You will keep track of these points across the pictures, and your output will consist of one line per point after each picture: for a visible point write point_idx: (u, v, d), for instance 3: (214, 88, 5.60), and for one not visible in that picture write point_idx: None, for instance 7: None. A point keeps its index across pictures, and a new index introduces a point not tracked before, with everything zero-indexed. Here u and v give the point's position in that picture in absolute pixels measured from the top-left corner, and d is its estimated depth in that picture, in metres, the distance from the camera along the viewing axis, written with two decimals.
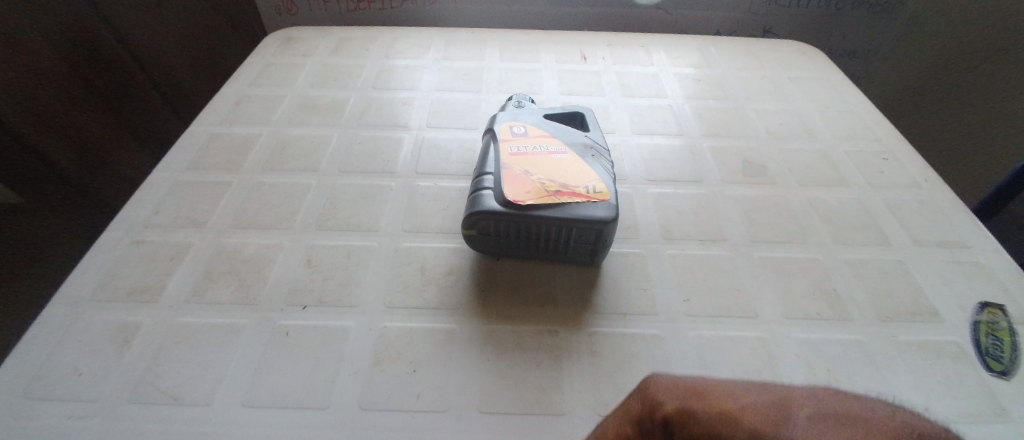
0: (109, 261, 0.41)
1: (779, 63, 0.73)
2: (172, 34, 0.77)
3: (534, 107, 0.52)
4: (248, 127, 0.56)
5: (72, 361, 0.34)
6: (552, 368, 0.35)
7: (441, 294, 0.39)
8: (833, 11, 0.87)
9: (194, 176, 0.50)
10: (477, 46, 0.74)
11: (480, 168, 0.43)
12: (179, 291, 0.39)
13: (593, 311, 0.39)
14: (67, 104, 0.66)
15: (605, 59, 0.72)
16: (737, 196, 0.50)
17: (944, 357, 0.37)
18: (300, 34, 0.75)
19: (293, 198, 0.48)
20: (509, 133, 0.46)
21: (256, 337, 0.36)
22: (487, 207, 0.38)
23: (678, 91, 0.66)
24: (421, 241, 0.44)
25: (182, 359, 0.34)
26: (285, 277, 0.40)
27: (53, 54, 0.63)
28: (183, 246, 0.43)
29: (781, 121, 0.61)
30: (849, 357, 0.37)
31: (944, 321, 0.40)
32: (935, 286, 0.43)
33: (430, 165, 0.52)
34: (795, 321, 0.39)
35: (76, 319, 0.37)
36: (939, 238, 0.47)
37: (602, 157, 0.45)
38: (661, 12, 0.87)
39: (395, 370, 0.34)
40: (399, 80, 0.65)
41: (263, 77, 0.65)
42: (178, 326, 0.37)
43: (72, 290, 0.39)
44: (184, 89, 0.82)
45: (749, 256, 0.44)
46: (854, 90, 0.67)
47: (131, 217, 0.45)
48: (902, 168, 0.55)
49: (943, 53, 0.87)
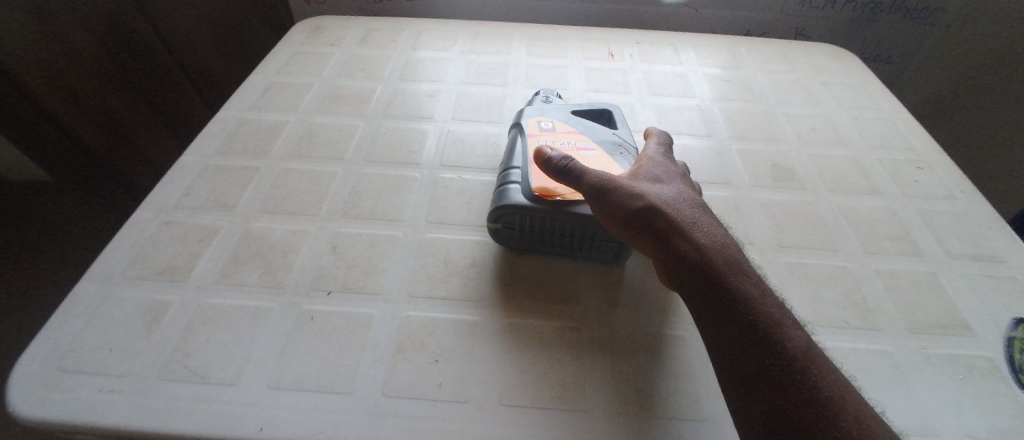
0: (140, 240, 0.42)
1: (811, 67, 0.72)
2: (204, 21, 0.77)
3: (561, 102, 0.52)
4: (277, 114, 0.57)
5: (105, 336, 0.35)
6: (574, 366, 0.34)
7: (464, 285, 0.40)
8: (868, 15, 0.85)
9: (224, 160, 0.51)
10: (504, 40, 0.73)
11: (507, 162, 0.43)
12: (207, 272, 0.40)
13: (616, 310, 0.39)
14: (98, 87, 0.68)
15: (632, 57, 0.71)
16: (764, 200, 0.49)
17: (976, 373, 0.36)
18: (329, 23, 0.76)
19: (320, 185, 0.48)
20: (536, 128, 0.46)
21: (282, 320, 0.36)
22: (514, 201, 0.38)
23: (706, 92, 0.65)
24: (445, 233, 0.44)
25: (209, 339, 0.35)
26: (310, 264, 0.41)
27: (85, 35, 0.64)
28: (212, 229, 0.43)
29: (812, 125, 0.60)
30: (877, 369, 0.36)
31: (976, 336, 0.39)
32: (969, 300, 0.41)
33: (455, 158, 0.52)
34: (823, 329, 0.38)
35: (109, 295, 0.38)
36: (974, 251, 0.46)
37: (631, 155, 0.44)
38: (690, 11, 0.85)
39: (418, 359, 0.34)
40: (426, 72, 0.66)
41: (292, 65, 0.66)
42: (206, 307, 0.37)
43: (105, 266, 0.40)
44: (212, 74, 0.82)
45: (776, 262, 0.43)
46: (888, 97, 0.65)
47: (162, 198, 0.46)
48: (937, 179, 0.53)
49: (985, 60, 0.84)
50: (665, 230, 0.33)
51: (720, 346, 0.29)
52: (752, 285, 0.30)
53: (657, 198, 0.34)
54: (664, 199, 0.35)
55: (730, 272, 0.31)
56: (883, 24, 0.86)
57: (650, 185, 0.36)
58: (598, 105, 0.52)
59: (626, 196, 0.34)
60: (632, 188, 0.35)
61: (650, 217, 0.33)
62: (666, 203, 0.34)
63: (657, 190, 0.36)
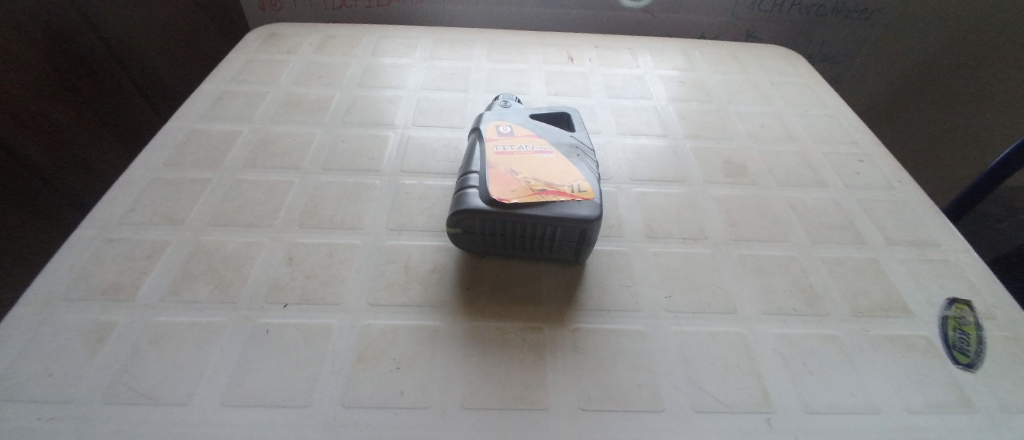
0: (82, 259, 0.40)
1: (761, 67, 0.75)
2: (154, 31, 0.76)
3: (521, 106, 0.53)
4: (230, 124, 0.56)
5: (43, 361, 0.33)
6: (535, 365, 0.35)
7: (425, 291, 0.39)
8: (813, 17, 0.89)
9: (174, 173, 0.49)
10: (466, 46, 0.74)
11: (466, 167, 0.43)
12: (155, 290, 0.38)
13: (576, 309, 0.39)
14: (40, 97, 0.64)
15: (592, 61, 0.73)
16: (719, 195, 0.51)
17: (914, 351, 0.38)
18: (286, 31, 0.74)
19: (276, 195, 0.47)
20: (495, 132, 0.46)
21: (235, 336, 0.35)
22: (473, 205, 0.38)
23: (662, 93, 0.67)
24: (405, 240, 0.44)
25: (158, 359, 0.34)
26: (265, 276, 0.40)
27: (24, 46, 0.61)
28: (160, 244, 0.42)
29: (762, 123, 0.63)
30: (824, 351, 0.38)
31: (913, 317, 0.41)
32: (906, 283, 0.44)
33: (415, 164, 0.52)
34: (773, 316, 0.40)
35: (47, 318, 0.36)
36: (910, 237, 0.49)
37: (588, 156, 0.45)
38: (648, 16, 0.88)
39: (378, 368, 0.34)
40: (386, 79, 0.65)
41: (248, 73, 0.64)
42: (153, 326, 0.36)
43: (42, 287, 0.38)
44: (166, 85, 0.80)
45: (730, 255, 0.45)
46: (831, 95, 0.69)
47: (106, 214, 0.44)
48: (877, 170, 0.57)
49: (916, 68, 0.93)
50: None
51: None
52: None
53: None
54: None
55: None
56: (828, 26, 0.91)
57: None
58: (557, 109, 0.53)
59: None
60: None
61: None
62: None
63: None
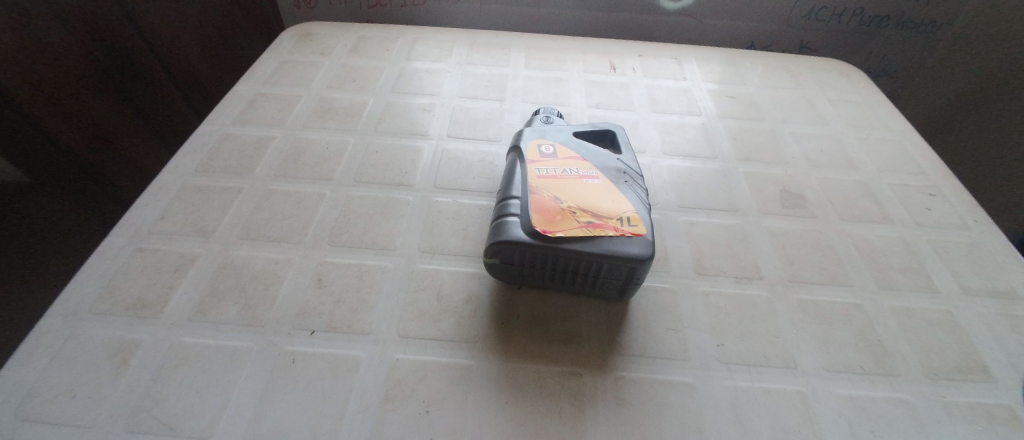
0: (111, 270, 0.39)
1: (818, 82, 0.70)
2: (190, 25, 0.73)
3: (562, 123, 0.49)
4: (262, 128, 0.54)
5: (67, 380, 0.32)
6: (575, 417, 0.32)
7: (458, 324, 0.37)
8: (873, 29, 0.83)
9: (204, 180, 0.48)
10: (502, 50, 0.71)
11: (506, 191, 0.40)
12: (182, 307, 0.37)
13: (620, 353, 0.36)
14: (84, 91, 0.62)
15: (634, 70, 0.69)
16: (774, 229, 0.47)
17: (998, 423, 0.34)
18: (319, 30, 0.73)
19: (306, 209, 0.45)
20: (536, 152, 0.43)
21: (260, 364, 0.34)
22: (513, 236, 0.35)
23: (711, 109, 0.63)
24: (438, 264, 0.41)
25: (183, 385, 0.32)
26: (292, 298, 0.38)
27: (68, 39, 0.59)
28: (189, 257, 0.41)
29: (821, 147, 0.58)
30: (894, 418, 0.34)
31: (996, 381, 0.37)
32: (987, 341, 0.39)
33: (449, 179, 0.49)
34: (835, 373, 0.36)
35: (74, 333, 0.35)
36: (990, 286, 0.44)
37: (636, 183, 0.42)
38: (694, 22, 0.83)
39: (406, 409, 0.32)
40: (420, 84, 0.63)
41: (281, 75, 0.63)
42: (178, 348, 0.34)
43: (71, 299, 0.37)
44: (200, 80, 0.78)
45: (786, 298, 0.41)
46: (897, 117, 0.63)
47: (136, 222, 0.43)
48: (950, 205, 0.51)
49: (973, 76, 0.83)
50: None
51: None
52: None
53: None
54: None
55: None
56: (889, 38, 0.84)
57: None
58: (601, 126, 0.50)
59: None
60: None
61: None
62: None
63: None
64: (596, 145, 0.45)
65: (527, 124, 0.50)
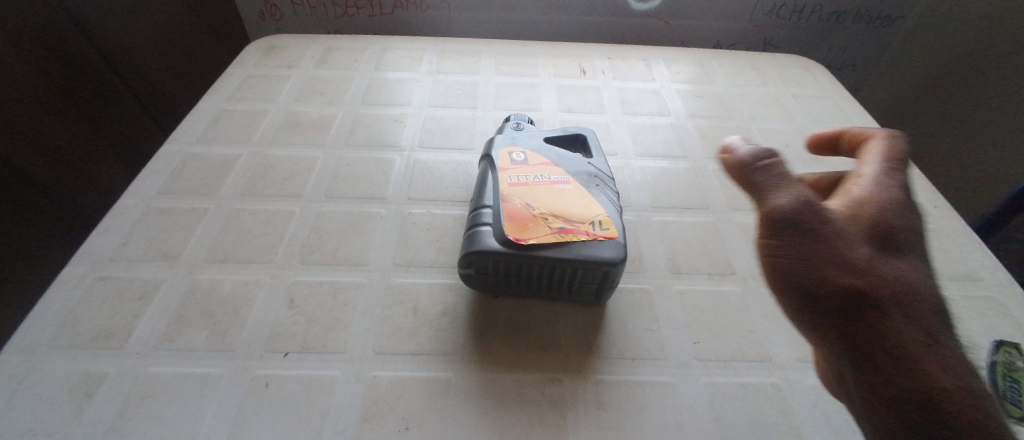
0: (70, 302, 0.38)
1: (782, 79, 0.72)
2: (150, 40, 0.71)
3: (534, 129, 0.49)
4: (228, 146, 0.53)
5: (23, 420, 0.31)
6: (556, 423, 0.32)
7: (435, 338, 0.37)
8: (832, 24, 0.86)
9: (168, 203, 0.46)
10: (473, 57, 0.71)
11: (478, 200, 0.40)
12: (147, 336, 0.36)
13: (599, 357, 0.36)
14: (40, 112, 0.59)
15: (604, 73, 0.70)
16: (744, 224, 0.48)
17: None
18: (285, 43, 0.71)
19: (275, 227, 0.44)
20: (507, 160, 0.43)
21: (231, 390, 0.33)
22: (486, 246, 0.35)
23: (681, 109, 0.64)
24: (413, 277, 0.41)
25: (150, 417, 0.31)
26: (264, 320, 0.37)
27: (21, 59, 0.56)
28: (153, 284, 0.39)
29: (787, 142, 0.59)
30: None
31: None
32: (950, 324, 0.41)
33: (423, 190, 0.49)
34: (808, 364, 0.37)
35: (31, 370, 0.33)
36: (950, 270, 0.45)
37: (608, 186, 0.42)
38: (661, 22, 0.84)
39: (384, 427, 0.31)
40: (390, 95, 0.62)
41: (245, 90, 0.61)
42: (144, 378, 0.33)
43: (27, 334, 0.35)
44: (162, 93, 0.75)
45: (759, 292, 0.42)
46: (858, 110, 0.65)
47: (96, 249, 0.42)
48: (911, 195, 0.53)
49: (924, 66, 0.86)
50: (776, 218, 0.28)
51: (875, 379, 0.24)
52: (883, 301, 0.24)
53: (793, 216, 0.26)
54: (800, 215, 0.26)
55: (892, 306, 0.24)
56: (847, 33, 0.87)
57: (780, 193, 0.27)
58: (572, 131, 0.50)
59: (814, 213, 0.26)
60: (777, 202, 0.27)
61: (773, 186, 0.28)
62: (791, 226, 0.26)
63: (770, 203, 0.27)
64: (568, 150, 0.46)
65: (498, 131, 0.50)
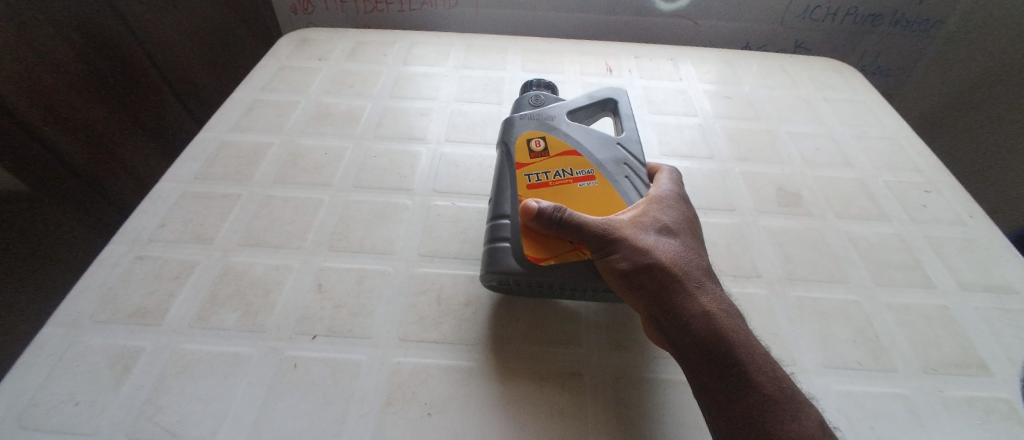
0: (111, 278, 0.39)
1: (813, 81, 0.70)
2: (189, 33, 0.72)
3: (557, 103, 0.45)
4: (260, 135, 0.54)
5: (69, 388, 0.32)
6: (574, 417, 0.32)
7: (459, 328, 0.37)
8: (866, 27, 0.84)
9: (203, 187, 0.48)
10: (499, 54, 0.71)
11: (495, 205, 0.39)
12: (183, 314, 0.37)
13: (621, 353, 0.36)
14: (81, 99, 0.62)
15: (631, 72, 0.69)
16: (770, 227, 0.48)
17: (995, 416, 0.34)
18: (315, 36, 0.73)
19: (304, 215, 0.46)
20: (526, 152, 0.41)
21: (262, 369, 0.34)
22: (506, 265, 0.36)
23: (707, 110, 0.63)
24: (437, 268, 0.42)
25: (183, 392, 0.32)
26: (294, 303, 0.38)
27: (64, 48, 0.59)
28: (189, 264, 0.41)
29: (816, 145, 0.58)
30: (893, 414, 0.34)
31: (993, 375, 0.37)
32: (985, 335, 0.40)
33: (448, 183, 0.50)
34: (835, 370, 0.37)
35: (74, 341, 0.35)
36: (987, 281, 0.44)
37: (636, 174, 0.40)
38: (688, 23, 0.84)
39: (408, 412, 0.32)
40: (417, 89, 0.63)
41: (278, 81, 0.63)
42: (179, 354, 0.35)
43: (71, 308, 0.37)
44: (197, 85, 0.76)
45: (784, 296, 0.42)
46: (892, 115, 0.64)
47: (135, 230, 0.43)
48: (946, 202, 0.51)
49: (960, 71, 0.83)
50: (607, 252, 0.32)
51: (718, 364, 0.29)
52: (715, 311, 0.31)
53: (664, 254, 0.32)
54: (670, 255, 0.32)
55: (742, 323, 0.31)
56: (882, 37, 0.85)
57: (656, 237, 0.34)
58: (598, 97, 0.47)
59: (629, 251, 0.32)
60: (634, 241, 0.32)
61: (580, 225, 0.33)
62: (673, 261, 0.32)
63: (660, 241, 0.33)
64: (591, 128, 0.43)
65: (515, 105, 0.46)
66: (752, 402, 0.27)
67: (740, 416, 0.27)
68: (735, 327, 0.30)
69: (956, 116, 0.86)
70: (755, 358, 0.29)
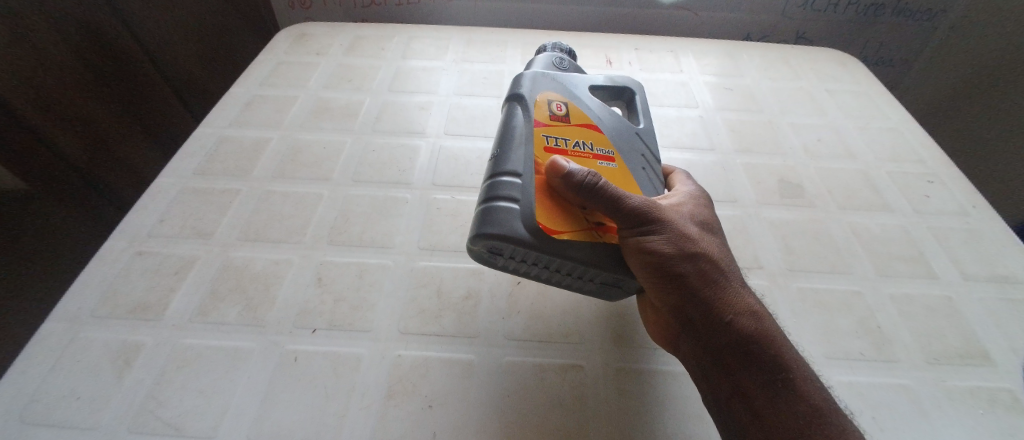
0: (111, 274, 0.39)
1: (815, 73, 0.70)
2: (187, 29, 0.72)
3: (579, 78, 0.45)
4: (259, 130, 0.54)
5: (71, 383, 0.32)
6: (574, 409, 0.32)
7: (460, 321, 0.37)
8: (869, 18, 0.83)
9: (202, 183, 0.48)
10: (498, 47, 0.71)
11: (504, 163, 0.36)
12: (183, 309, 0.37)
13: (622, 346, 0.36)
14: (79, 96, 0.62)
15: (631, 64, 0.69)
16: (772, 219, 0.47)
17: (998, 406, 0.34)
18: (313, 30, 0.72)
19: (304, 210, 0.45)
20: (547, 115, 0.39)
21: (263, 364, 0.34)
22: (511, 229, 0.31)
23: (709, 102, 0.63)
24: (438, 261, 0.41)
25: (185, 386, 0.32)
26: (294, 298, 0.38)
27: (61, 45, 0.59)
28: (189, 260, 0.41)
29: (818, 137, 0.58)
30: (896, 404, 0.34)
31: (996, 366, 0.37)
32: (988, 326, 0.39)
33: (448, 177, 0.49)
34: (837, 362, 0.36)
35: (75, 337, 0.35)
36: (991, 271, 0.43)
37: (654, 170, 0.41)
38: (689, 14, 0.83)
39: (409, 405, 0.32)
40: (416, 83, 0.63)
41: (277, 76, 0.63)
42: (180, 349, 0.35)
43: (71, 304, 0.37)
44: (195, 82, 0.76)
45: (786, 288, 0.41)
46: (895, 105, 0.63)
47: (135, 226, 0.43)
48: (949, 193, 0.51)
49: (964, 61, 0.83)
50: (646, 231, 0.31)
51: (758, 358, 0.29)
52: (754, 309, 0.31)
53: (706, 247, 0.32)
54: (711, 250, 0.32)
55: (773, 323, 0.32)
56: (886, 28, 0.84)
57: (696, 229, 0.33)
58: (618, 82, 0.47)
59: (677, 237, 0.31)
60: (679, 228, 0.32)
61: (628, 202, 0.31)
62: (715, 255, 0.32)
63: (701, 234, 0.33)
64: (612, 108, 0.43)
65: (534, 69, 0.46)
66: (792, 397, 0.27)
67: (780, 409, 0.27)
68: (772, 326, 0.30)
69: (962, 106, 0.85)
70: (792, 356, 0.29)
